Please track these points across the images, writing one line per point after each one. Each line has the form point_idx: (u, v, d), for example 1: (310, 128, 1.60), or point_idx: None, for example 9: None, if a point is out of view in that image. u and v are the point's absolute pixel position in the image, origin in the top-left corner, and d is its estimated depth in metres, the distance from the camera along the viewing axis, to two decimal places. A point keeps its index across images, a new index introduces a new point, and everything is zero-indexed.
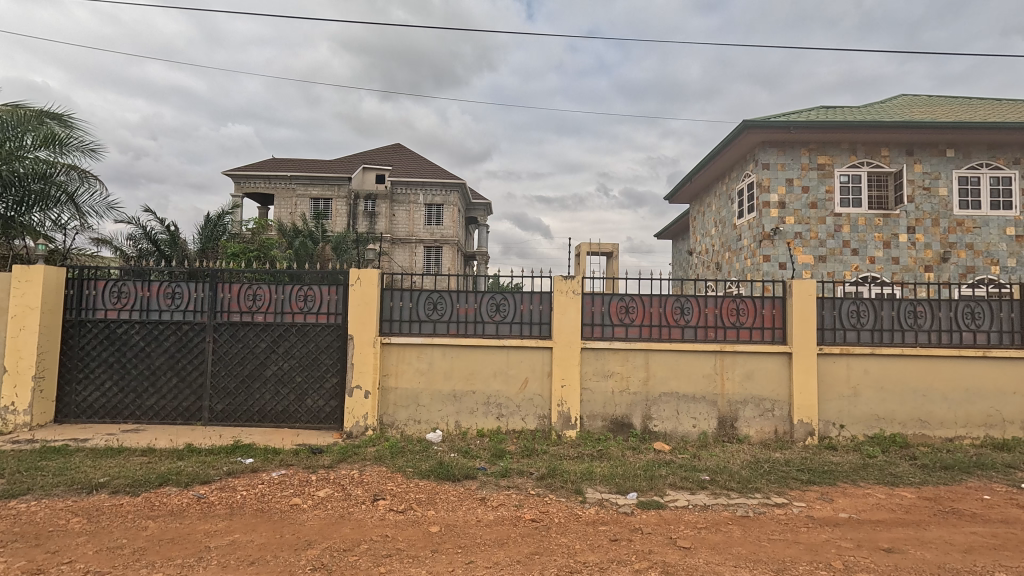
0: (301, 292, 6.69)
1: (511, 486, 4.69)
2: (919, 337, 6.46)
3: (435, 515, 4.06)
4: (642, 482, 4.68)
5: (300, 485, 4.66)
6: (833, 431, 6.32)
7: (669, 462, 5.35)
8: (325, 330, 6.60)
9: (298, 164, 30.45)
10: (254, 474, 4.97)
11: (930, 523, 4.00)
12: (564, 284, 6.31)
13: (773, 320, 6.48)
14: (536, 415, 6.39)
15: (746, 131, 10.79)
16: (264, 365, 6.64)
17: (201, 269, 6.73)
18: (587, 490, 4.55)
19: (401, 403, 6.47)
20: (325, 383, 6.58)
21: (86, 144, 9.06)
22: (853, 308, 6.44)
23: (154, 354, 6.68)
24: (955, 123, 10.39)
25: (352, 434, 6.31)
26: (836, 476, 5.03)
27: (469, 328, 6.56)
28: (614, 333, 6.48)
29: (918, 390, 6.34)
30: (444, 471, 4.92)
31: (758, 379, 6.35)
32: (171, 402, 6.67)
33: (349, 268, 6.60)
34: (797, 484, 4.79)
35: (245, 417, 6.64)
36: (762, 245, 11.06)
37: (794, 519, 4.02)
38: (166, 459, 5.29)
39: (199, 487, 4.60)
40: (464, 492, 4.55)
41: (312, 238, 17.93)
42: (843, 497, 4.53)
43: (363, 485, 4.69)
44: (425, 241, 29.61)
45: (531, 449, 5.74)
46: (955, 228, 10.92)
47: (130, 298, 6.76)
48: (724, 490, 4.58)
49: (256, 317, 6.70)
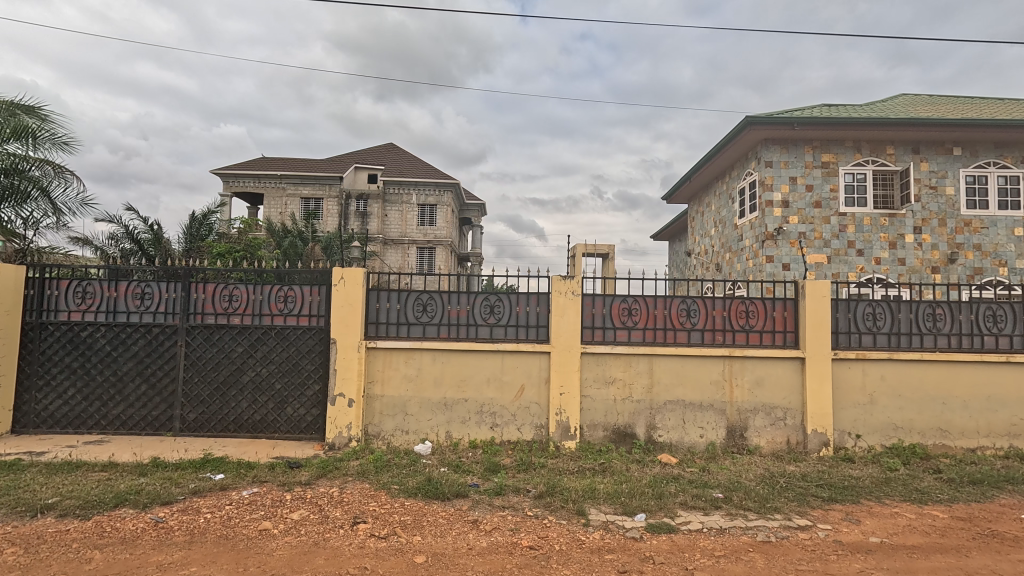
0: (281, 293, 6.25)
1: (506, 506, 4.26)
2: (938, 341, 6.09)
3: (422, 542, 3.63)
4: (650, 502, 4.25)
5: (272, 506, 4.20)
6: (848, 442, 5.94)
7: (678, 477, 4.93)
8: (306, 333, 6.16)
9: (289, 163, 29.86)
10: (223, 493, 4.50)
11: (972, 549, 3.61)
12: (562, 284, 5.90)
13: (784, 323, 6.08)
14: (533, 425, 5.97)
15: (748, 128, 10.44)
16: (240, 371, 6.18)
17: (173, 268, 6.26)
18: (590, 511, 4.12)
19: (387, 412, 6.02)
20: (307, 390, 6.13)
21: (60, 137, 8.58)
22: (868, 310, 6.07)
23: (121, 359, 6.21)
24: (964, 120, 10.08)
25: (335, 446, 5.85)
26: (858, 492, 4.64)
27: (461, 331, 6.13)
28: (615, 337, 6.07)
29: (937, 398, 5.97)
30: (431, 490, 4.48)
31: (769, 387, 5.96)
32: (140, 411, 6.20)
33: (332, 267, 6.16)
34: (818, 502, 4.38)
35: (220, 428, 6.16)
36: (765, 245, 10.71)
37: (820, 546, 3.62)
38: (126, 476, 4.82)
39: (158, 509, 4.13)
40: (454, 514, 4.11)
41: (302, 238, 17.54)
42: (870, 517, 4.14)
43: (343, 505, 4.24)
44: (418, 241, 29.13)
45: (527, 463, 5.32)
46: (961, 228, 10.62)
47: (95, 299, 6.28)
48: (741, 511, 4.15)
49: (233, 319, 6.25)
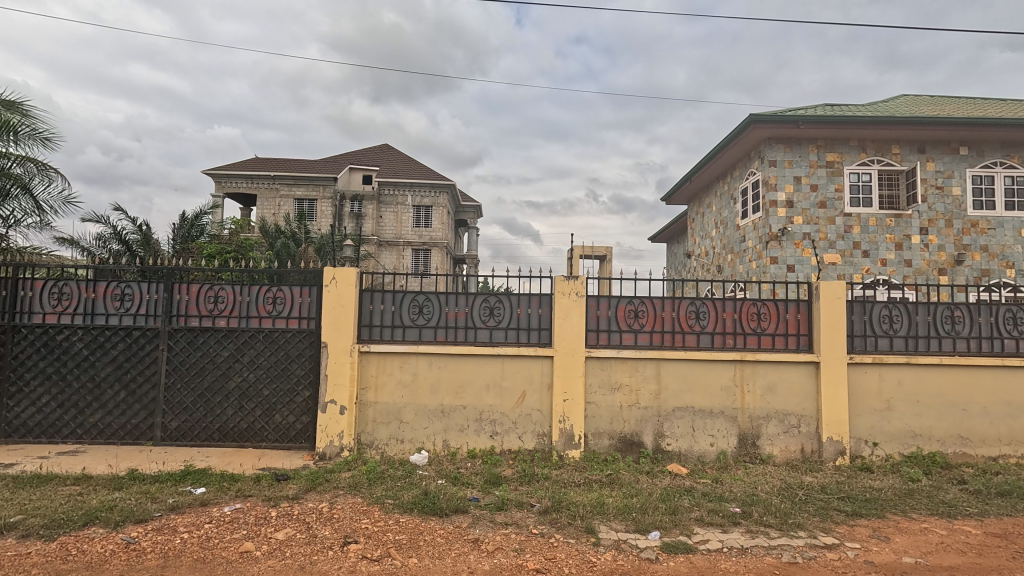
0: (270, 294, 5.93)
1: (510, 523, 3.95)
2: (957, 345, 5.84)
3: (418, 566, 3.32)
4: (664, 518, 3.96)
5: (255, 524, 3.87)
6: (865, 450, 5.67)
7: (690, 490, 4.63)
8: (296, 336, 5.85)
9: (282, 164, 29.48)
10: (203, 509, 4.18)
11: (1015, 571, 3.33)
12: (565, 284, 5.61)
13: (797, 326, 5.81)
14: (535, 433, 5.67)
15: (751, 126, 10.21)
16: (226, 377, 5.86)
17: (155, 267, 5.94)
18: (600, 528, 3.83)
19: (381, 420, 5.70)
20: (297, 397, 5.81)
21: (42, 133, 8.24)
22: (884, 313, 5.82)
23: (99, 364, 5.87)
24: (972, 119, 9.87)
25: (325, 455, 5.53)
26: (882, 506, 4.36)
27: (459, 334, 5.83)
28: (621, 341, 5.80)
29: (957, 404, 5.72)
30: (428, 505, 4.17)
31: (783, 393, 5.69)
32: (118, 419, 5.85)
33: (324, 266, 5.85)
34: (842, 517, 4.10)
35: (204, 436, 5.83)
36: (769, 246, 10.46)
37: (852, 568, 3.34)
38: (99, 491, 4.48)
39: (131, 528, 3.80)
40: (453, 532, 3.80)
41: (295, 240, 17.19)
42: (899, 533, 3.86)
43: (332, 523, 3.91)
44: (414, 243, 28.78)
45: (530, 475, 5.02)
46: (968, 229, 10.43)
47: (72, 300, 5.94)
48: (761, 528, 3.87)
49: (218, 322, 5.93)
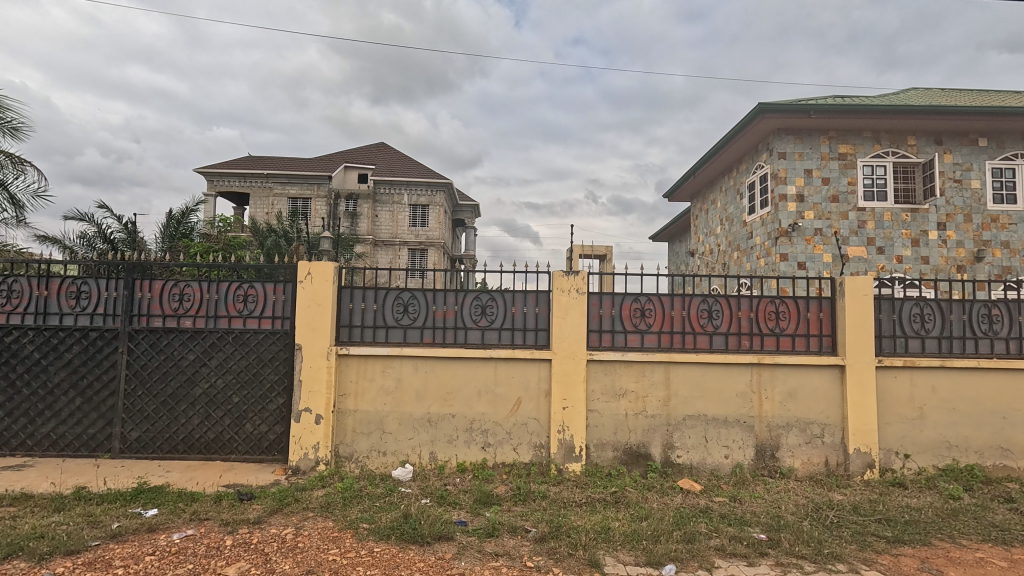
0: (240, 292, 5.40)
1: (501, 554, 3.42)
2: (995, 347, 5.31)
3: None
4: (679, 547, 3.43)
5: (204, 557, 3.33)
6: (896, 463, 5.14)
7: (707, 510, 4.11)
8: (268, 338, 5.33)
9: (277, 162, 28.99)
10: (149, 537, 3.63)
11: None
12: (565, 281, 5.08)
13: (820, 327, 5.28)
14: (531, 445, 5.14)
15: (760, 116, 9.67)
16: (191, 383, 5.33)
17: (114, 263, 5.40)
18: (605, 561, 3.29)
19: (362, 430, 5.16)
20: (269, 405, 5.28)
21: (13, 122, 7.76)
22: (915, 311, 5.29)
23: (52, 369, 5.33)
24: (994, 108, 9.35)
25: (299, 470, 4.99)
26: (926, 530, 3.83)
27: (449, 336, 5.30)
28: (626, 342, 5.27)
29: (997, 411, 5.19)
30: (409, 531, 3.64)
31: (804, 399, 5.16)
32: (72, 430, 5.31)
33: (298, 261, 5.30)
34: (884, 545, 3.57)
35: (167, 448, 5.30)
36: (778, 243, 9.95)
37: None
38: (36, 514, 3.94)
39: (59, 562, 3.25)
40: (435, 565, 3.27)
41: (285, 239, 16.65)
42: (953, 565, 3.33)
43: (295, 555, 3.37)
44: (409, 243, 28.20)
45: (525, 492, 4.49)
46: (989, 224, 9.91)
47: (22, 299, 5.41)
48: (794, 560, 3.34)
49: (184, 322, 5.39)
